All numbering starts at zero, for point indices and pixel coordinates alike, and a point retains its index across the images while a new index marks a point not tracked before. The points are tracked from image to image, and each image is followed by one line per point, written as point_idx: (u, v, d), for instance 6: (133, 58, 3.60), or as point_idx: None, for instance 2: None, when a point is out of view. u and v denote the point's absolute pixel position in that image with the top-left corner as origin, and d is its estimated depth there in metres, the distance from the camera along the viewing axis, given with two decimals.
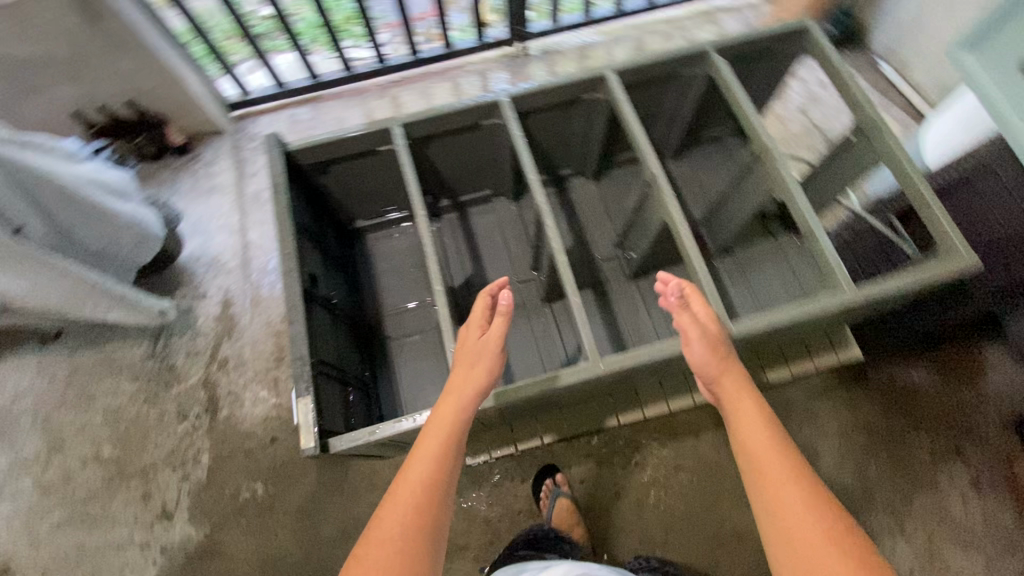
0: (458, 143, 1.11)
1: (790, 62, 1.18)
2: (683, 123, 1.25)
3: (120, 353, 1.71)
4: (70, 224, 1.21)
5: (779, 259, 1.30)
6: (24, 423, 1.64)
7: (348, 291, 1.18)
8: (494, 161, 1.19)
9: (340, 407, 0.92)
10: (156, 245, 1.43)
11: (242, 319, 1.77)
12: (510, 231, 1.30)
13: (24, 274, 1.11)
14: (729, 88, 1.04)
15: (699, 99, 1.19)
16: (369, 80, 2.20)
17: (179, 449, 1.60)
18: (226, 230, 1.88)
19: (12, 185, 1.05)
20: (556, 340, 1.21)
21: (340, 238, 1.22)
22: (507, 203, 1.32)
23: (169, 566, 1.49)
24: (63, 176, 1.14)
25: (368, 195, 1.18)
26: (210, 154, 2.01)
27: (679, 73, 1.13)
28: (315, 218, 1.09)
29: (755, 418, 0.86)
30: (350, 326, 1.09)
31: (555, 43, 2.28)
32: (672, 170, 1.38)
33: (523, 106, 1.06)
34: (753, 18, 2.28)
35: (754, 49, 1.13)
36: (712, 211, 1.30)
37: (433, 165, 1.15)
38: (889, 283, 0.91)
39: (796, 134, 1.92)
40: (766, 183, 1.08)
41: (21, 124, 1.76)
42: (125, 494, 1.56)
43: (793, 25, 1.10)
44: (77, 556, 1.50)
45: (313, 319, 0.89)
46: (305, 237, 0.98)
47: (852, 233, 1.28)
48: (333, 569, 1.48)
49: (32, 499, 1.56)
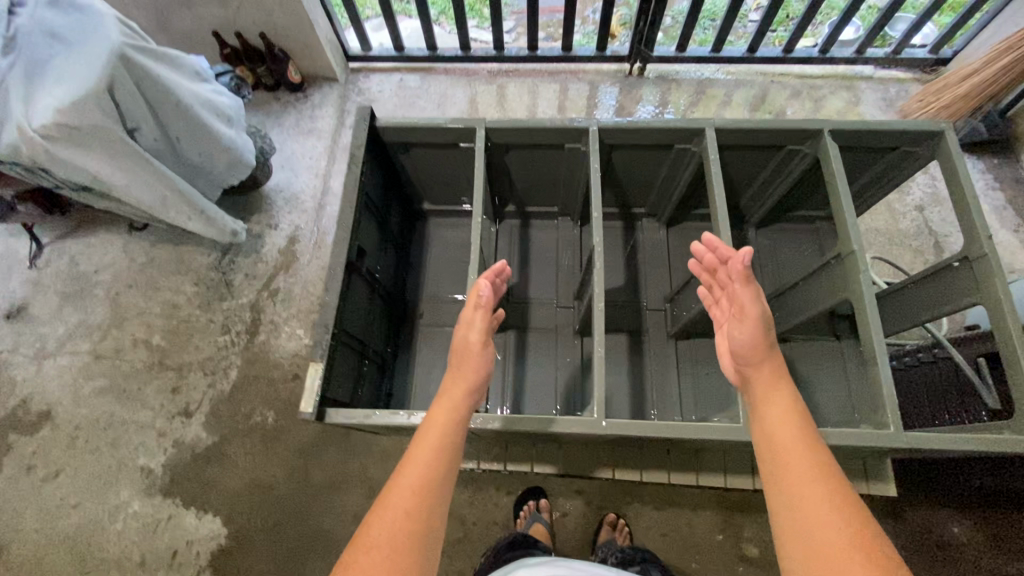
0: (538, 157, 1.11)
1: (917, 164, 1.07)
2: (774, 196, 1.20)
3: (192, 256, 1.87)
4: (176, 135, 1.31)
5: (836, 363, 1.28)
6: (98, 292, 1.83)
7: (395, 267, 1.22)
8: (568, 183, 1.19)
9: (351, 378, 0.99)
10: (243, 171, 1.53)
11: (302, 258, 1.87)
12: (565, 254, 1.30)
13: (125, 169, 1.22)
14: (832, 178, 0.97)
15: (799, 177, 1.13)
16: (482, 64, 2.23)
17: (214, 357, 1.73)
18: (312, 172, 1.99)
19: (134, 88, 1.16)
20: (576, 375, 1.20)
21: (404, 215, 1.27)
22: (570, 225, 1.31)
23: (175, 459, 1.62)
24: (179, 90, 1.24)
25: (440, 182, 1.21)
26: (319, 98, 2.12)
27: (785, 146, 1.07)
28: (384, 192, 1.13)
29: (784, 406, 0.83)
30: (386, 300, 1.15)
31: (674, 72, 2.21)
32: (751, 239, 1.35)
33: (611, 139, 1.05)
34: (896, 96, 2.10)
35: (876, 142, 1.04)
36: (778, 294, 1.26)
37: (508, 170, 1.16)
38: (946, 439, 0.81)
39: (904, 232, 1.76)
40: (839, 288, 1.01)
41: (168, 30, 1.93)
42: (159, 382, 1.71)
43: (930, 125, 0.99)
44: (106, 422, 1.67)
45: (349, 290, 0.95)
46: (366, 209, 1.02)
47: (931, 360, 1.22)
48: (311, 512, 1.55)
49: (86, 360, 1.74)
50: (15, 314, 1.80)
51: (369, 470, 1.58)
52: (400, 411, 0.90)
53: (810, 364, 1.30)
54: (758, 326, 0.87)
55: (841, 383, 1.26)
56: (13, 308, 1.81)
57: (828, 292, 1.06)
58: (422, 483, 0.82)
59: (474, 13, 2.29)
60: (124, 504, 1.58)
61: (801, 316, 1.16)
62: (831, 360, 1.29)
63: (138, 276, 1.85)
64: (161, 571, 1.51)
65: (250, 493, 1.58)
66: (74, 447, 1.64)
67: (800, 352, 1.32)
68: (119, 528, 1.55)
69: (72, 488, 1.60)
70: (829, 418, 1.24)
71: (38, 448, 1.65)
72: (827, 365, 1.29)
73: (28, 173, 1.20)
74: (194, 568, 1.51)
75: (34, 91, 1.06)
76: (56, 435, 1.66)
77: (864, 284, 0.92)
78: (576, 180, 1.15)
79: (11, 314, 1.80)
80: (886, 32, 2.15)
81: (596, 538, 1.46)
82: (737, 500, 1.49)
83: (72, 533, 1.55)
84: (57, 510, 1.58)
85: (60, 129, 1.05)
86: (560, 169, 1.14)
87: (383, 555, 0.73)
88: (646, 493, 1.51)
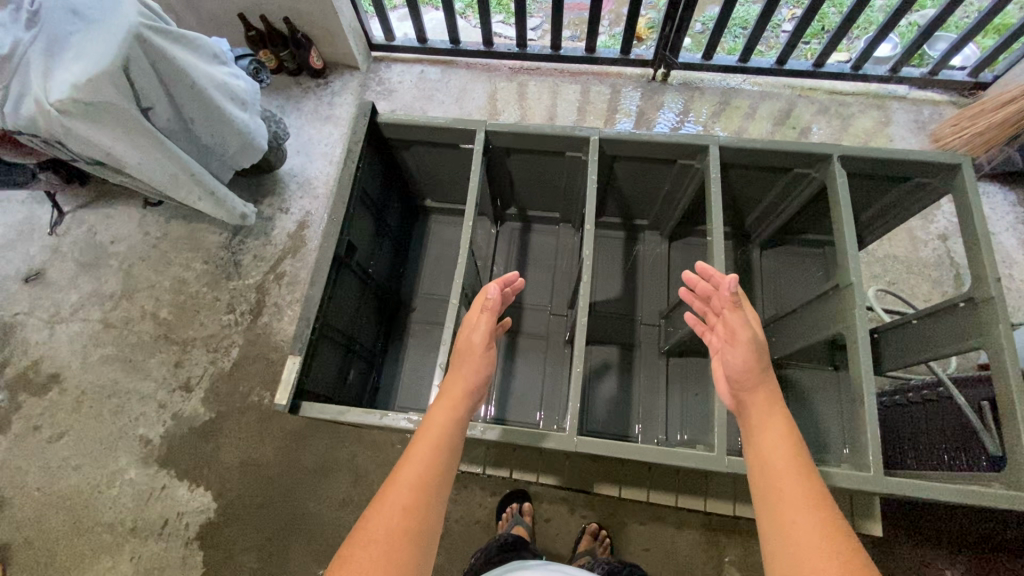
0: (538, 162, 1.10)
1: (929, 200, 1.04)
2: (779, 219, 1.18)
3: (204, 234, 1.91)
4: (190, 116, 1.33)
5: (830, 393, 1.25)
6: (112, 263, 1.88)
7: (392, 263, 1.23)
8: (568, 191, 1.17)
9: (335, 371, 1.01)
10: (256, 154, 1.55)
11: (310, 244, 1.89)
12: (562, 261, 1.29)
13: (139, 148, 1.25)
14: (838, 208, 0.96)
15: (806, 202, 1.11)
16: (504, 61, 2.21)
17: (217, 335, 1.77)
18: (326, 159, 2.01)
19: (152, 69, 1.18)
20: (564, 386, 1.19)
21: (404, 211, 1.28)
22: (571, 232, 1.30)
23: (172, 431, 1.66)
24: (195, 73, 1.26)
25: (441, 182, 1.21)
26: (339, 85, 2.13)
27: (792, 169, 1.05)
28: (384, 188, 1.14)
29: (781, 432, 0.82)
30: (378, 295, 1.16)
31: (698, 79, 2.16)
32: (754, 260, 1.33)
33: (614, 151, 1.03)
34: (930, 118, 2.02)
35: (888, 173, 1.02)
36: (776, 319, 1.24)
37: (509, 174, 1.16)
38: (925, 485, 0.81)
39: (924, 261, 1.70)
40: (834, 320, 1.00)
41: (197, 11, 1.96)
42: (163, 355, 1.75)
43: (946, 158, 0.96)
44: (110, 389, 1.72)
45: (335, 284, 0.96)
46: (362, 205, 1.03)
47: (933, 399, 1.17)
48: (299, 495, 1.58)
49: (96, 328, 1.80)
50: (33, 278, 1.87)
51: (357, 458, 1.60)
52: (375, 411, 0.91)
53: (804, 392, 1.27)
54: (752, 350, 0.87)
55: (831, 413, 1.24)
56: (32, 272, 1.88)
57: (821, 323, 1.04)
58: (419, 482, 0.83)
59: (500, 10, 2.28)
60: (120, 471, 1.62)
61: (795, 343, 1.14)
62: (824, 390, 1.27)
63: (151, 250, 1.89)
64: (150, 539, 1.55)
65: (241, 471, 1.61)
66: (78, 412, 1.70)
67: (795, 379, 1.29)
68: (114, 494, 1.60)
69: (73, 451, 1.66)
70: (822, 449, 1.21)
71: (45, 410, 1.71)
72: (820, 393, 1.26)
73: (46, 145, 1.24)
74: (182, 539, 1.55)
75: (53, 64, 1.08)
76: (63, 398, 1.72)
77: (859, 319, 0.91)
78: (575, 186, 1.13)
79: (30, 278, 1.87)
80: (925, 51, 2.07)
81: (576, 546, 1.46)
82: (723, 523, 1.46)
83: (71, 495, 1.61)
84: (58, 470, 1.64)
85: (76, 105, 1.08)
86: (560, 174, 1.13)
87: (378, 552, 0.74)
88: (630, 507, 1.50)
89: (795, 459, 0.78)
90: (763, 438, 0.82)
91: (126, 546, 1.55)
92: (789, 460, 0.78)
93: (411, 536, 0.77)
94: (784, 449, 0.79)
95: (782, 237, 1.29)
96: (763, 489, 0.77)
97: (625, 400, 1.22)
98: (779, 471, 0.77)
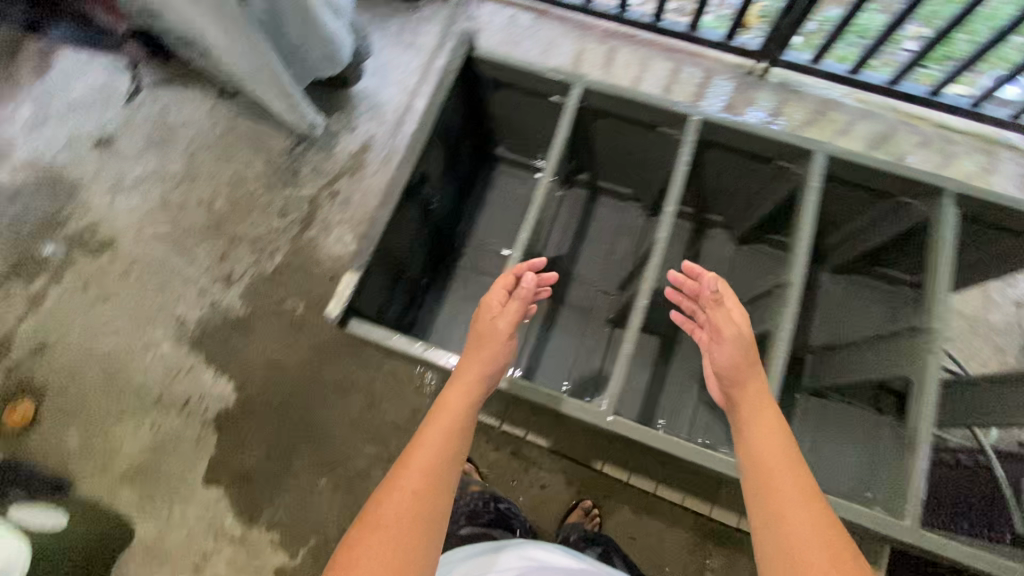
0: (629, 130, 1.09)
1: None
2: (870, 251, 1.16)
3: (269, 136, 1.92)
4: (284, 13, 1.32)
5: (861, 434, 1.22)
6: (178, 146, 1.92)
7: (452, 202, 1.23)
8: (651, 169, 1.14)
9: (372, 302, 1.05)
10: (337, 67, 1.53)
11: (369, 168, 1.89)
12: (624, 239, 1.26)
13: (230, 35, 1.24)
14: (942, 257, 1.04)
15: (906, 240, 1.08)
16: (599, 21, 2.11)
17: (265, 237, 1.80)
18: (400, 86, 1.98)
19: None
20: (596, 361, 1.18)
21: (475, 154, 1.26)
22: (639, 212, 1.26)
23: (208, 318, 1.72)
24: None
25: (520, 131, 1.19)
26: (428, 13, 2.08)
27: None
28: (462, 126, 1.13)
29: (774, 430, 0.87)
30: (433, 232, 1.16)
31: (799, 82, 2.02)
32: (824, 282, 1.31)
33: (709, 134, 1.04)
34: None
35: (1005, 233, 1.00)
36: (833, 348, 1.23)
37: (593, 139, 1.13)
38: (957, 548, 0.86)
39: (990, 325, 1.60)
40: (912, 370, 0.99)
41: None
42: (211, 244, 1.80)
43: None
44: (158, 266, 1.79)
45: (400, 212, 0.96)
46: (439, 139, 1.02)
47: (954, 461, 1.23)
48: (313, 406, 1.64)
49: (153, 205, 1.85)
50: (104, 144, 1.92)
51: (374, 385, 1.65)
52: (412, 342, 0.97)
53: (832, 425, 1.24)
54: (737, 345, 0.94)
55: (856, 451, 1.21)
56: (103, 138, 1.93)
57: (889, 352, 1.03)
58: (429, 466, 0.90)
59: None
60: (155, 344, 1.70)
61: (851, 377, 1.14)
62: (851, 425, 1.23)
63: (217, 140, 1.92)
64: (172, 413, 1.64)
65: (264, 370, 1.67)
66: (126, 280, 1.77)
67: (829, 409, 1.25)
68: (146, 363, 1.69)
69: (116, 315, 1.74)
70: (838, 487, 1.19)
71: (96, 272, 1.79)
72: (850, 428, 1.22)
73: (143, 14, 1.25)
74: (200, 419, 1.63)
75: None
76: (114, 264, 1.79)
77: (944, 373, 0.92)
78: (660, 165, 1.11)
79: (101, 143, 1.92)
80: None
81: (564, 518, 1.49)
82: (713, 531, 1.47)
83: (107, 355, 1.70)
84: (99, 330, 1.73)
85: None
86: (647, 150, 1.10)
87: (391, 533, 0.82)
88: (627, 492, 1.51)
89: (787, 457, 0.83)
90: (756, 438, 0.86)
91: (149, 413, 1.64)
92: (782, 456, 0.83)
93: (423, 519, 0.84)
94: (778, 445, 0.84)
95: (850, 261, 1.27)
96: (755, 494, 0.81)
97: (651, 389, 1.21)
98: (771, 473, 0.81)
